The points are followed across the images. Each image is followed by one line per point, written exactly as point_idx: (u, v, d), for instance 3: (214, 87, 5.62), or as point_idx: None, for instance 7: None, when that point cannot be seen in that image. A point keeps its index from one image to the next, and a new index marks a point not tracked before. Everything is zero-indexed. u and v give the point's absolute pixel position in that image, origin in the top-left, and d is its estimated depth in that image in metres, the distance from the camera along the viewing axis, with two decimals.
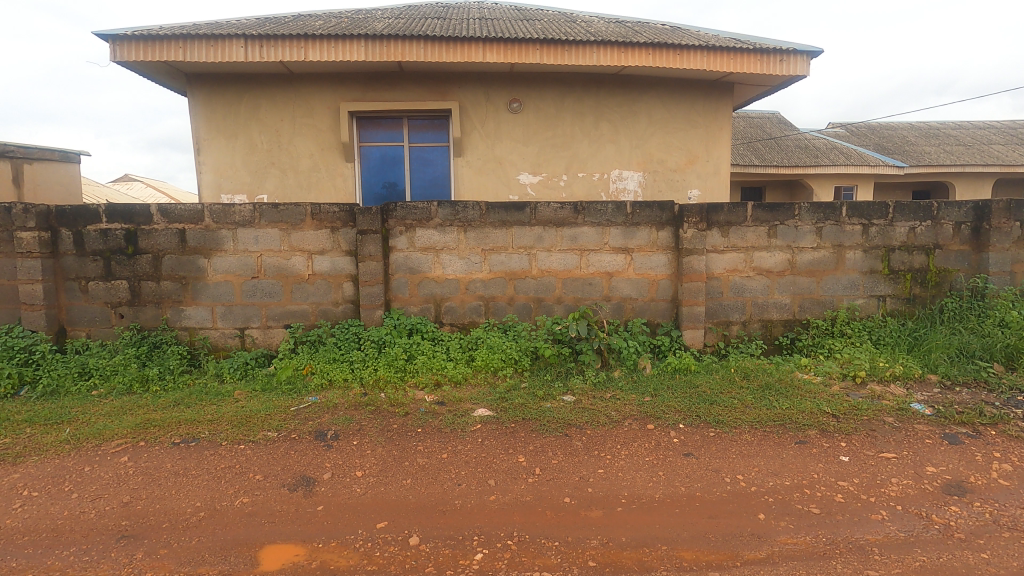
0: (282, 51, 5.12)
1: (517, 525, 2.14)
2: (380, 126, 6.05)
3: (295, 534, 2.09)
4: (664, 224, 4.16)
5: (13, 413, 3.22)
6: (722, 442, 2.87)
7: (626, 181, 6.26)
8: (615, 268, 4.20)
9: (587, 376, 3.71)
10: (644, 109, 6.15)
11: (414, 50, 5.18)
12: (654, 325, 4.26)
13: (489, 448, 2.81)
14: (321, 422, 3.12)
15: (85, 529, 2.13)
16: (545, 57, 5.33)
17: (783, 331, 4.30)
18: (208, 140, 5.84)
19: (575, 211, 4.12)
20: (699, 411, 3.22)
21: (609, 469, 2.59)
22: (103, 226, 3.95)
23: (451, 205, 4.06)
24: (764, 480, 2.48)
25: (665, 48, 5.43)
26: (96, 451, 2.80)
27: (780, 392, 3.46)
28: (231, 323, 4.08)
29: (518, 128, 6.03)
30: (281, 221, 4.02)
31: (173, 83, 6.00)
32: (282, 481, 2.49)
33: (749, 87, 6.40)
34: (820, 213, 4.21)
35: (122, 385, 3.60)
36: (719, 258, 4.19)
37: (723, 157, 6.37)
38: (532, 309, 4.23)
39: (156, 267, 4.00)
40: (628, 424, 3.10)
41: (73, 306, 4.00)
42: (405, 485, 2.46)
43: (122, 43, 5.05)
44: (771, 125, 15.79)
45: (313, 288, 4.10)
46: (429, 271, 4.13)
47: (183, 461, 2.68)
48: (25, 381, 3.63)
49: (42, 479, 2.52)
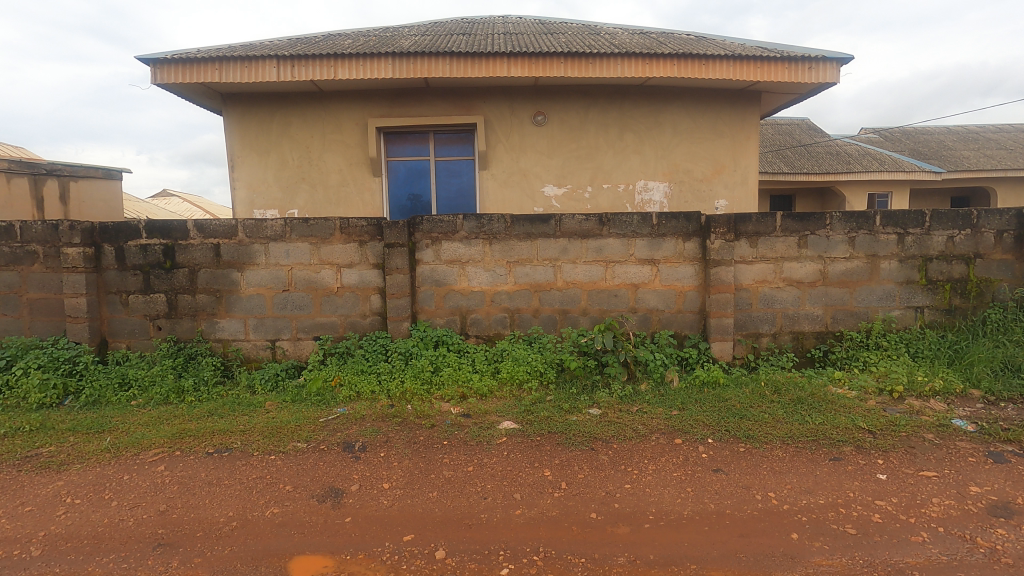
0: (313, 70, 5.26)
1: (542, 539, 2.13)
2: (406, 141, 6.16)
3: (323, 545, 2.12)
4: (691, 235, 4.11)
5: (58, 423, 3.34)
6: (754, 458, 2.81)
7: (652, 192, 6.23)
8: (641, 279, 4.17)
9: (613, 389, 3.68)
10: (669, 119, 6.12)
11: (440, 66, 5.27)
12: (682, 337, 4.21)
13: (515, 462, 2.80)
14: (350, 434, 3.16)
15: (123, 536, 2.20)
16: (569, 70, 5.35)
17: (815, 343, 4.20)
18: (242, 157, 6.03)
19: (600, 223, 4.12)
20: (728, 425, 3.15)
21: (637, 484, 2.56)
22: (143, 241, 4.10)
23: (476, 218, 4.10)
24: (797, 498, 2.41)
25: (690, 59, 5.40)
26: (135, 460, 2.89)
27: (813, 406, 3.37)
28: (262, 336, 4.18)
29: (543, 141, 6.06)
30: (311, 235, 4.11)
31: (209, 103, 6.22)
32: (311, 492, 2.53)
33: (778, 95, 6.31)
34: (853, 222, 4.10)
35: (159, 395, 3.72)
36: (748, 269, 4.12)
37: (751, 166, 6.29)
38: (558, 321, 4.22)
39: (192, 281, 4.13)
40: (656, 438, 3.06)
41: (114, 318, 4.15)
42: (430, 498, 2.47)
43: (162, 66, 5.26)
44: (801, 133, 15.51)
45: (341, 301, 4.18)
46: (455, 284, 4.17)
47: (216, 471, 2.75)
48: (69, 391, 3.78)
49: (84, 487, 2.61)
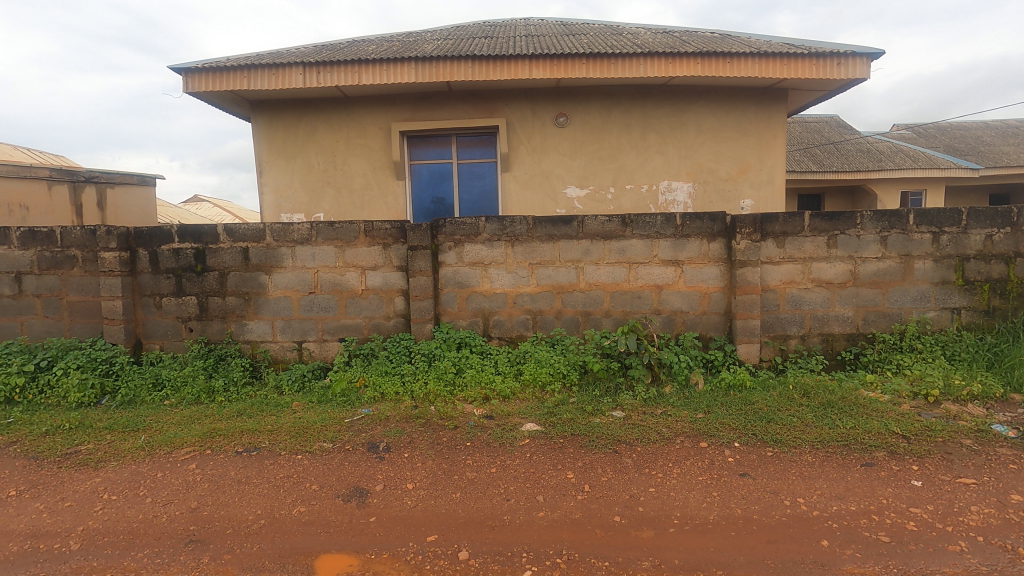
0: (338, 76, 5.35)
1: (565, 542, 2.13)
2: (429, 144, 6.22)
3: (349, 545, 2.14)
4: (716, 235, 4.05)
5: (95, 421, 3.46)
6: (782, 462, 2.76)
7: (676, 193, 6.16)
8: (664, 280, 4.12)
9: (637, 392, 3.64)
10: (693, 118, 6.04)
11: (462, 69, 5.30)
12: (707, 339, 4.15)
13: (538, 464, 2.80)
14: (374, 434, 3.20)
15: (157, 532, 2.27)
16: (591, 71, 5.33)
17: (846, 346, 4.09)
18: (270, 162, 6.16)
19: (623, 224, 4.09)
20: (755, 429, 3.09)
21: (661, 487, 2.53)
22: (175, 245, 4.22)
23: (499, 220, 4.11)
24: (828, 505, 2.35)
25: (714, 57, 5.33)
26: (167, 458, 2.98)
27: (843, 410, 3.29)
28: (289, 337, 4.26)
29: (565, 142, 6.05)
30: (336, 238, 4.18)
31: (238, 110, 6.38)
32: (337, 491, 2.57)
33: (806, 92, 6.18)
34: (885, 222, 3.99)
35: (191, 395, 3.83)
36: (775, 269, 4.04)
37: (778, 165, 6.16)
38: (581, 322, 4.20)
39: (221, 284, 4.23)
40: (681, 441, 3.02)
41: (148, 320, 4.28)
42: (454, 499, 2.48)
43: (193, 75, 5.41)
44: (829, 130, 15.16)
45: (365, 303, 4.23)
46: (477, 286, 4.19)
47: (245, 470, 2.81)
48: (106, 391, 3.91)
49: (120, 483, 2.70)
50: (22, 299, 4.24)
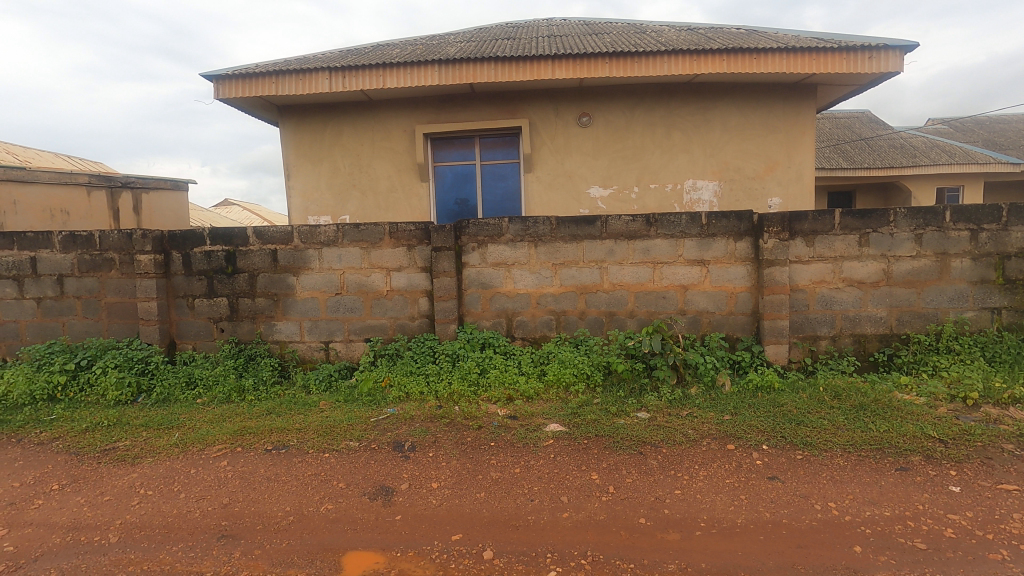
0: (363, 81, 5.43)
1: (590, 543, 2.12)
2: (452, 146, 6.26)
3: (375, 542, 2.17)
4: (742, 235, 3.99)
5: (132, 419, 3.58)
6: (812, 466, 2.70)
7: (701, 191, 6.09)
8: (690, 280, 4.07)
9: (662, 393, 3.61)
10: (719, 116, 5.96)
11: (485, 71, 5.33)
12: (734, 340, 4.08)
13: (562, 464, 2.79)
14: (400, 433, 3.23)
15: (190, 526, 2.33)
16: (614, 70, 5.30)
17: (879, 347, 3.99)
18: (297, 166, 6.28)
19: (647, 224, 4.05)
20: (784, 432, 3.03)
21: (687, 490, 2.50)
22: (207, 248, 4.33)
23: (522, 221, 4.11)
24: (860, 510, 2.30)
25: (740, 54, 5.24)
26: (200, 455, 3.06)
27: (876, 413, 3.20)
28: (316, 337, 4.33)
29: (588, 142, 6.02)
30: (362, 240, 4.24)
31: (266, 116, 6.52)
32: (363, 490, 2.60)
33: (836, 87, 6.05)
34: (920, 219, 3.87)
35: (222, 394, 3.93)
36: (804, 269, 3.96)
37: (807, 162, 6.02)
38: (605, 323, 4.18)
39: (251, 285, 4.33)
40: (707, 443, 2.98)
41: (181, 321, 4.40)
42: (478, 499, 2.49)
43: (224, 82, 5.55)
44: (861, 126, 14.78)
45: (390, 303, 4.28)
46: (501, 286, 4.20)
47: (275, 467, 2.87)
48: (142, 389, 4.03)
49: (156, 479, 2.78)
50: (63, 300, 4.40)
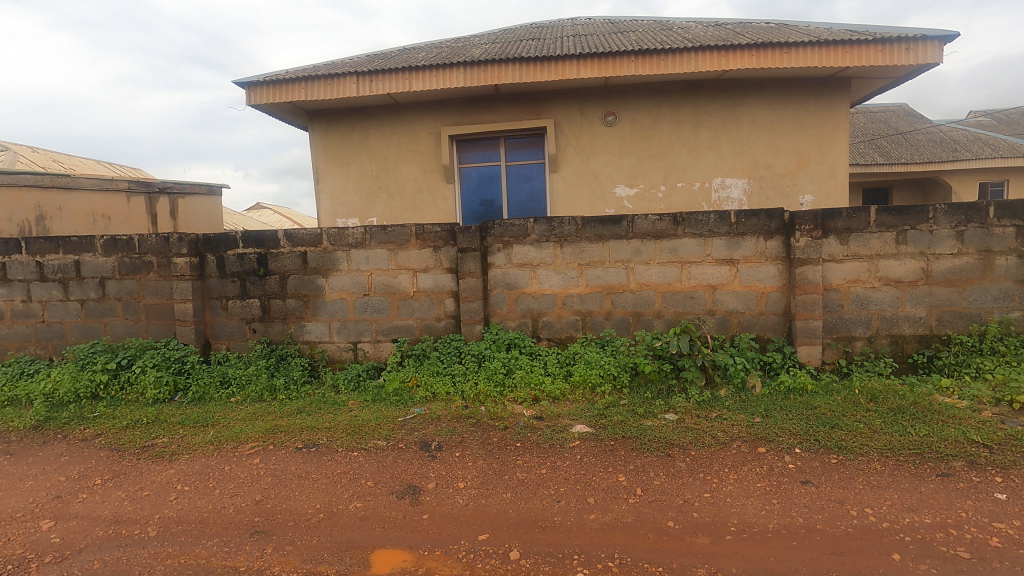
0: (390, 84, 5.50)
1: (617, 546, 2.10)
2: (478, 147, 6.29)
3: (403, 540, 2.19)
4: (773, 233, 3.90)
5: (169, 416, 3.69)
6: (847, 470, 2.62)
7: (730, 190, 5.98)
8: (718, 280, 4.00)
9: (690, 394, 3.55)
10: (748, 112, 5.85)
11: (510, 72, 5.34)
12: (764, 341, 4.00)
13: (588, 466, 2.77)
14: (426, 433, 3.26)
15: (225, 522, 2.40)
16: (640, 68, 5.25)
17: (918, 348, 3.85)
18: (326, 169, 6.40)
19: (675, 223, 4.00)
20: (818, 435, 2.95)
21: (717, 493, 2.46)
22: (240, 251, 4.44)
23: (547, 221, 4.11)
24: (899, 516, 2.22)
25: (770, 49, 5.13)
26: (234, 452, 3.14)
27: (915, 416, 3.10)
28: (345, 338, 4.40)
29: (614, 141, 5.98)
30: (389, 241, 4.29)
31: (296, 121, 6.66)
32: (391, 488, 2.63)
33: (872, 81, 5.87)
34: (961, 215, 3.73)
35: (255, 393, 4.02)
36: (838, 268, 3.85)
37: (841, 157, 5.86)
38: (631, 324, 4.14)
39: (282, 287, 4.42)
40: (737, 446, 2.92)
41: (216, 322, 4.52)
42: (504, 499, 2.50)
43: (255, 88, 5.69)
44: (898, 120, 14.32)
45: (417, 304, 4.32)
46: (527, 287, 4.20)
47: (305, 465, 2.93)
48: (179, 388, 4.16)
49: (192, 475, 2.87)
50: (105, 302, 4.57)
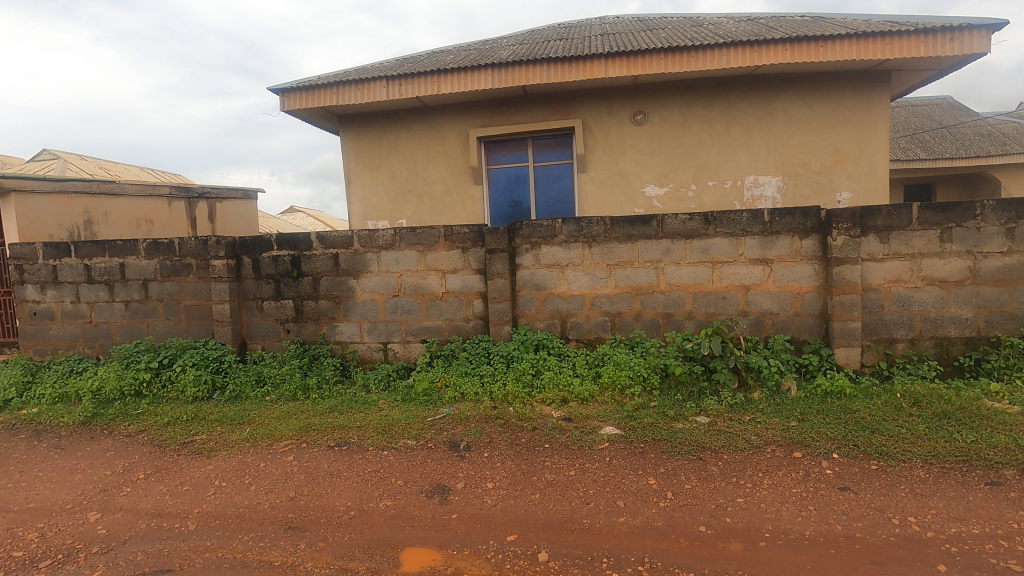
0: (418, 87, 5.56)
1: (647, 550, 2.07)
2: (506, 149, 6.30)
3: (432, 540, 2.21)
4: (809, 232, 3.80)
5: (207, 414, 3.81)
6: (889, 477, 2.53)
7: (763, 188, 5.85)
8: (751, 280, 3.92)
9: (722, 397, 3.48)
10: (782, 108, 5.71)
11: (538, 72, 5.33)
12: (800, 343, 3.89)
13: (618, 468, 2.75)
14: (455, 433, 3.28)
15: (260, 517, 2.46)
16: (669, 66, 5.17)
17: (964, 351, 3.69)
18: (357, 173, 6.52)
19: (706, 222, 3.93)
20: (857, 440, 2.86)
21: (750, 498, 2.40)
22: (274, 253, 4.55)
23: (576, 221, 4.09)
24: (944, 526, 2.13)
25: (805, 43, 5.00)
26: (269, 450, 3.22)
27: (961, 422, 2.97)
28: (375, 338, 4.47)
29: (643, 140, 5.91)
30: (418, 243, 4.34)
31: (328, 125, 6.79)
32: (420, 487, 2.66)
33: (914, 73, 5.66)
34: (1011, 211, 3.57)
35: (289, 392, 4.12)
36: (878, 267, 3.72)
37: (880, 153, 5.67)
38: (661, 325, 4.08)
39: (315, 288, 4.51)
40: (771, 450, 2.85)
41: (251, 322, 4.65)
42: (533, 500, 2.49)
43: (289, 94, 5.82)
44: (942, 114, 13.77)
45: (446, 305, 4.36)
46: (555, 288, 4.19)
47: (337, 463, 2.98)
48: (217, 387, 4.28)
49: (229, 471, 2.95)
50: (148, 303, 4.75)
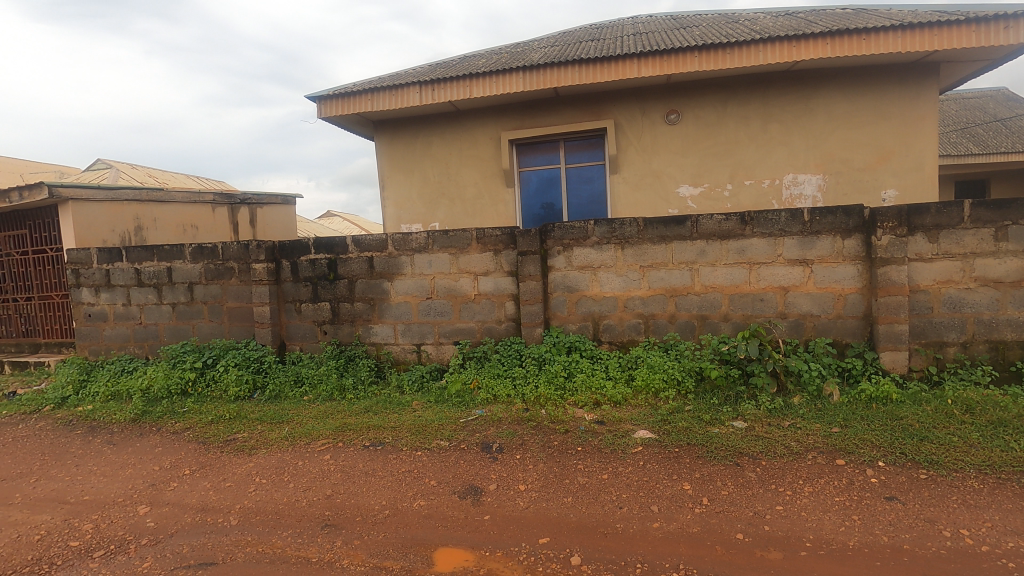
0: (451, 92, 5.62)
1: (682, 556, 2.04)
2: (537, 151, 6.30)
3: (465, 540, 2.23)
4: (851, 231, 3.67)
5: (248, 413, 3.93)
6: (939, 487, 2.42)
7: (802, 186, 5.68)
8: (791, 281, 3.81)
9: (760, 401, 3.39)
10: (823, 104, 5.53)
11: (570, 74, 5.32)
12: (842, 346, 3.76)
13: (651, 473, 2.71)
14: (487, 435, 3.30)
15: (299, 514, 2.52)
16: (704, 63, 5.08)
17: (1021, 355, 3.50)
18: (391, 177, 6.63)
19: (742, 222, 3.84)
20: (904, 448, 2.74)
21: (790, 506, 2.33)
22: (312, 256, 4.67)
23: (608, 222, 4.06)
24: (1000, 540, 2.02)
25: (847, 36, 4.84)
26: (307, 448, 3.30)
27: (1019, 430, 2.81)
28: (409, 340, 4.53)
29: (677, 140, 5.82)
30: (451, 246, 4.38)
31: (363, 131, 6.93)
32: (453, 488, 2.68)
33: (965, 64, 5.41)
34: None
35: (326, 392, 4.22)
36: (926, 268, 3.56)
37: (928, 149, 5.43)
38: (696, 327, 4.01)
39: (351, 290, 4.61)
40: (812, 457, 2.76)
41: (290, 324, 4.77)
42: (565, 503, 2.48)
43: (325, 101, 5.97)
44: (996, 106, 13.10)
45: (478, 307, 4.38)
46: (587, 289, 4.16)
47: (372, 463, 3.03)
48: (257, 386, 4.42)
49: (269, 469, 3.04)
50: (193, 305, 4.94)
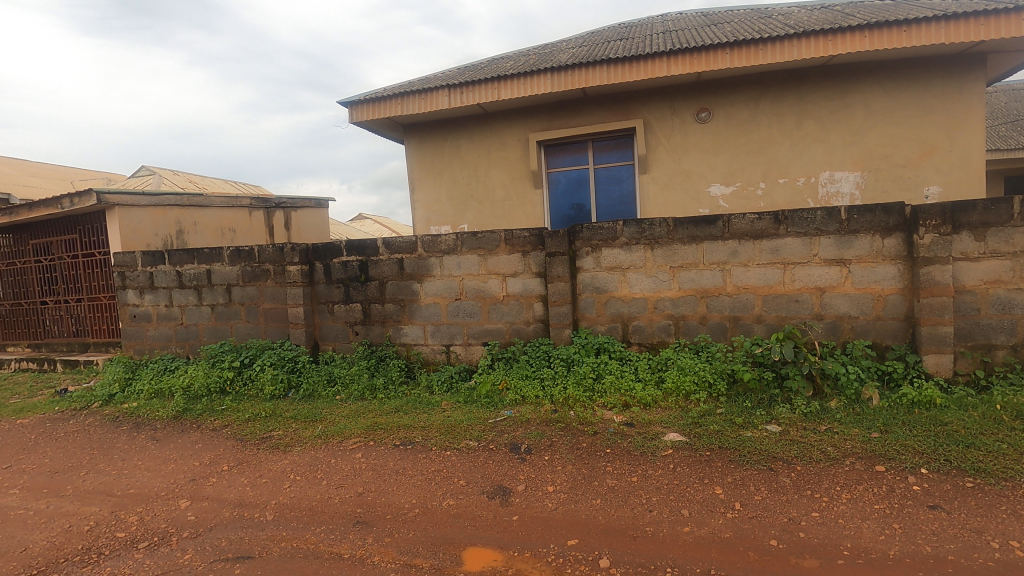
0: (479, 95, 5.66)
1: (714, 561, 2.00)
2: (566, 152, 6.29)
3: (493, 540, 2.24)
4: (891, 230, 3.55)
5: (283, 411, 4.04)
6: (987, 496, 2.31)
7: (840, 184, 5.52)
8: (827, 282, 3.70)
9: (795, 405, 3.31)
10: (861, 99, 5.36)
11: (598, 74, 5.30)
12: (882, 348, 3.64)
13: (682, 476, 2.67)
14: (516, 436, 3.30)
15: (332, 511, 2.58)
16: (736, 60, 4.99)
17: None
18: (421, 179, 6.71)
19: (776, 221, 3.76)
20: (948, 455, 2.64)
21: (827, 513, 2.27)
22: (344, 259, 4.76)
23: (637, 222, 4.03)
24: None
25: (887, 28, 4.68)
26: (339, 447, 3.37)
27: None
28: (438, 340, 4.57)
29: (708, 138, 5.73)
30: (479, 247, 4.40)
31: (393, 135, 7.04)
32: (482, 488, 2.70)
33: (1015, 55, 5.17)
34: None
35: (357, 391, 4.30)
36: (973, 267, 3.42)
37: (974, 143, 5.20)
38: (728, 328, 3.94)
39: (381, 291, 4.68)
40: (850, 463, 2.68)
41: (323, 325, 4.88)
42: (594, 505, 2.47)
43: (357, 106, 6.09)
44: None
45: (507, 308, 4.40)
46: (616, 290, 4.13)
47: (402, 462, 3.07)
48: (292, 385, 4.53)
49: (303, 466, 3.12)
50: (231, 306, 5.09)
